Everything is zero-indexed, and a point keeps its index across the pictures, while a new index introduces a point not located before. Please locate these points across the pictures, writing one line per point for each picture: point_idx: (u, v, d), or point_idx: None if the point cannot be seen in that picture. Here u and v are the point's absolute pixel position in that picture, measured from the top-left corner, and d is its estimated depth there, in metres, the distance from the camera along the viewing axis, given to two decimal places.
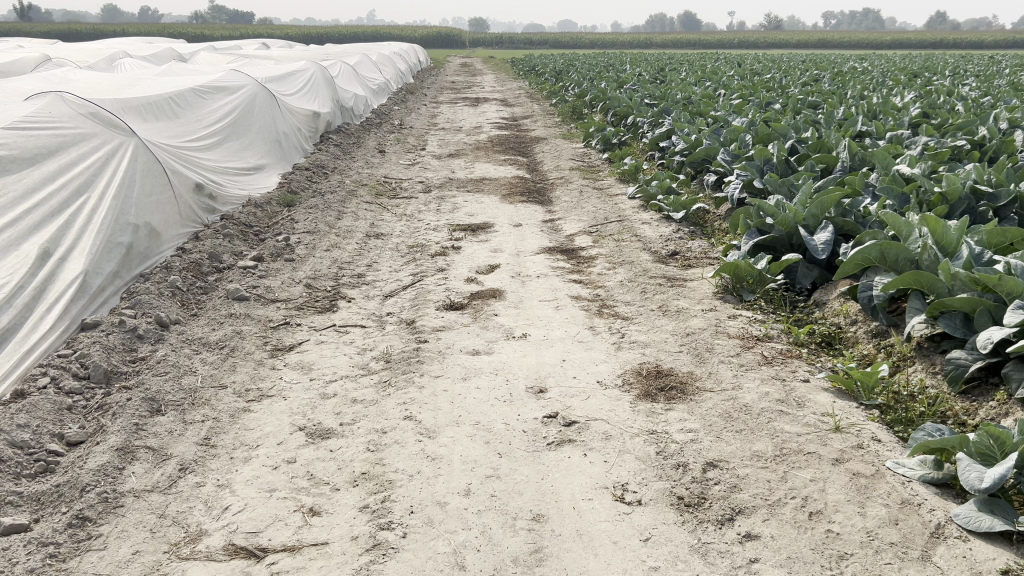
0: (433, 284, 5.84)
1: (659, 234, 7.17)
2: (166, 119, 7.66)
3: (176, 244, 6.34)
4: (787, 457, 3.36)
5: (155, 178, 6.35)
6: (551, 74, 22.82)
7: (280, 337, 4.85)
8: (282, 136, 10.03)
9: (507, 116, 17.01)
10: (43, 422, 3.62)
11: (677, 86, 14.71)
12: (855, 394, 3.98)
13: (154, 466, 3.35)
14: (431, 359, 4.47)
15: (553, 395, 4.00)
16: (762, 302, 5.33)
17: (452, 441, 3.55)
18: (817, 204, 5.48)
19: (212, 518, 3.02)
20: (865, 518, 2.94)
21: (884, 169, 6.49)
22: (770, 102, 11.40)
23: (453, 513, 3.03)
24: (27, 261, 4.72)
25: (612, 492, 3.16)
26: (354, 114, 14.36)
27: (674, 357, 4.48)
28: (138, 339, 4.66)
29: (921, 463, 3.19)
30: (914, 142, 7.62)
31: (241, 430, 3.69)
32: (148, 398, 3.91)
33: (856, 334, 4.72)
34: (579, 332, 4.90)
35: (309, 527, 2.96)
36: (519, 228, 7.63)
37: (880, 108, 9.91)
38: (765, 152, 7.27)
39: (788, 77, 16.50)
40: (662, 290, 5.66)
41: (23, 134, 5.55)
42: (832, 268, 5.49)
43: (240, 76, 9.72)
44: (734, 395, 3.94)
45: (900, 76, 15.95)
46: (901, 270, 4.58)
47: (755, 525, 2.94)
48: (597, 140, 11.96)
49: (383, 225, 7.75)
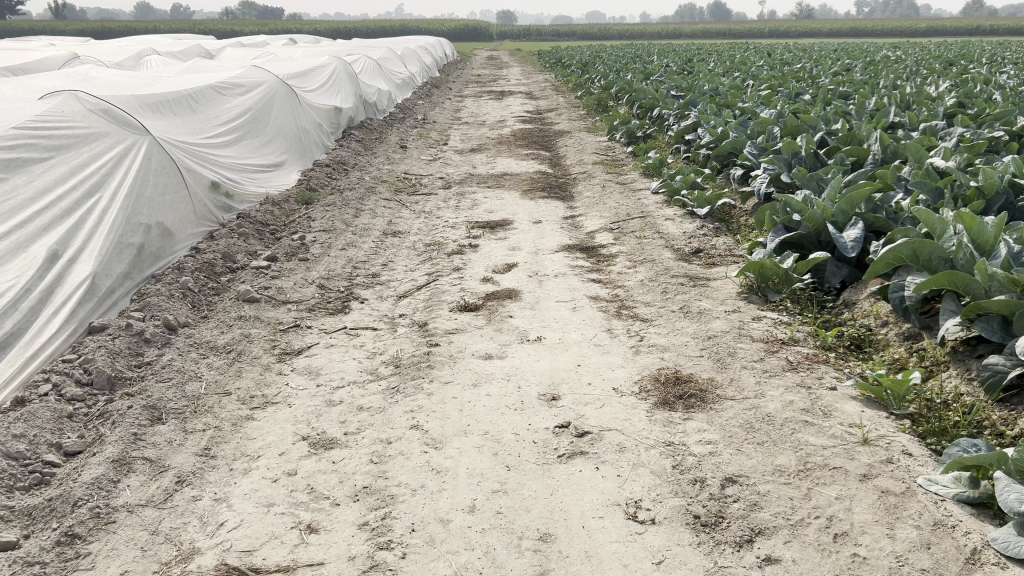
0: (448, 284, 5.70)
1: (683, 231, 6.96)
2: (184, 115, 7.59)
3: (190, 244, 6.26)
4: (811, 473, 3.17)
5: (169, 177, 6.26)
6: (577, 66, 22.49)
7: (289, 340, 4.74)
8: (302, 133, 9.95)
9: (532, 109, 16.83)
10: (42, 431, 3.53)
11: (704, 77, 14.46)
12: (885, 403, 3.77)
13: (150, 479, 3.25)
14: (442, 364, 4.33)
15: (567, 403, 3.84)
16: (788, 303, 5.13)
17: (459, 453, 3.42)
18: (847, 200, 5.29)
19: (205, 535, 2.91)
20: (895, 541, 2.75)
21: (917, 162, 6.24)
22: (800, 93, 11.12)
23: (456, 531, 2.89)
24: (34, 264, 4.64)
25: (625, 510, 3.00)
26: (377, 109, 14.26)
27: (694, 361, 4.30)
28: (145, 343, 4.57)
29: (955, 481, 2.98)
30: (949, 133, 7.35)
31: (243, 439, 3.58)
32: (149, 406, 3.81)
33: (887, 337, 4.51)
34: (597, 334, 4.73)
35: (305, 546, 2.83)
36: (539, 225, 7.48)
37: (914, 98, 9.62)
38: (793, 145, 7.02)
39: (818, 67, 16.15)
40: (684, 291, 5.47)
41: (34, 134, 5.47)
42: (862, 267, 5.27)
43: (260, 72, 9.64)
44: (756, 404, 3.75)
45: (934, 64, 15.51)
46: (934, 270, 4.35)
47: (776, 547, 2.77)
48: (621, 133, 11.74)
49: (401, 222, 7.63)
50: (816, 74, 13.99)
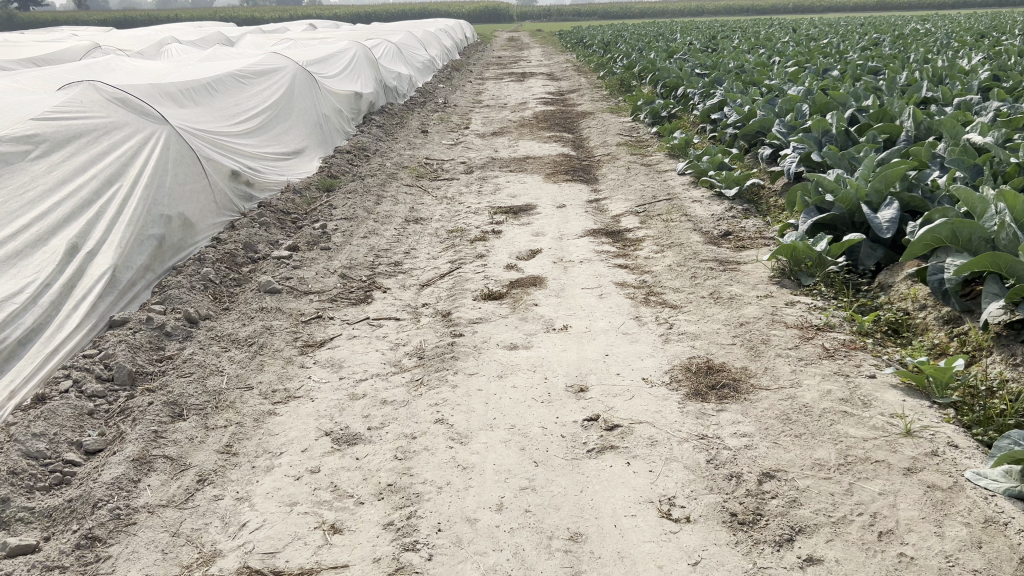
0: (471, 272, 5.59)
1: (710, 213, 6.80)
2: (203, 103, 7.52)
3: (211, 233, 6.21)
4: (852, 467, 3.04)
5: (189, 166, 6.20)
6: (599, 46, 22.15)
7: (311, 332, 4.66)
8: (323, 119, 9.85)
9: (555, 90, 16.63)
10: (62, 429, 3.49)
11: (728, 54, 14.18)
12: (927, 391, 3.62)
13: (171, 478, 3.20)
14: (466, 355, 4.23)
15: (595, 395, 3.74)
16: (822, 287, 4.97)
17: (486, 448, 3.32)
18: (882, 178, 5.14)
19: (227, 536, 2.84)
20: (943, 540, 2.62)
21: (952, 139, 6.05)
22: (828, 69, 10.85)
23: (483, 531, 2.80)
24: (55, 257, 4.56)
25: (658, 508, 2.89)
26: (398, 94, 14.15)
27: (727, 350, 4.16)
28: (166, 337, 4.51)
29: (1006, 474, 2.81)
30: (985, 108, 7.13)
31: (265, 436, 3.51)
32: (170, 402, 3.75)
33: (926, 321, 4.35)
34: (624, 322, 4.61)
35: (329, 547, 2.76)
36: (563, 209, 7.34)
37: (947, 72, 9.36)
38: (823, 123, 6.84)
39: (845, 42, 15.76)
40: (714, 275, 5.32)
41: (52, 124, 5.38)
42: (898, 248, 5.10)
43: (279, 59, 9.54)
44: (792, 394, 3.62)
45: (967, 36, 15.15)
46: (975, 251, 4.19)
47: (817, 547, 2.65)
48: (645, 114, 11.54)
49: (423, 209, 7.53)
50: (844, 49, 13.64)
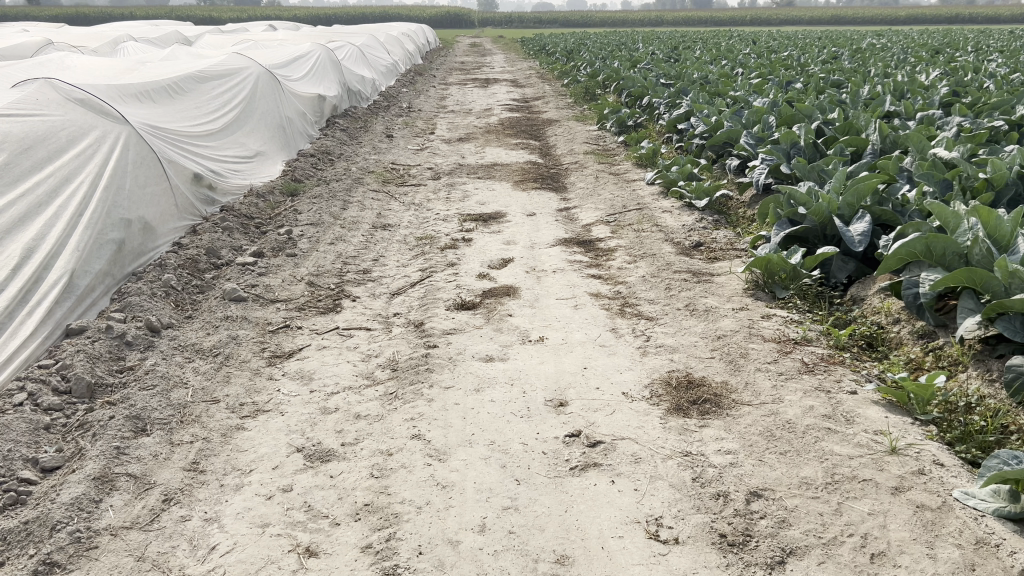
0: (443, 281, 5.48)
1: (681, 224, 6.77)
2: (163, 104, 7.31)
3: (172, 237, 6.01)
4: (839, 486, 3.00)
5: (150, 168, 6.00)
6: (562, 54, 22.17)
7: (280, 342, 4.52)
8: (285, 121, 9.65)
9: (519, 97, 16.55)
10: (16, 446, 3.31)
11: (692, 65, 14.23)
12: (908, 408, 3.59)
13: (135, 497, 3.04)
14: (441, 367, 4.13)
15: (575, 409, 3.66)
16: (797, 300, 4.94)
17: (465, 466, 3.22)
18: (854, 192, 5.13)
19: (196, 560, 2.70)
20: (936, 562, 2.58)
21: (919, 153, 6.09)
22: (792, 81, 10.94)
23: (466, 554, 2.70)
24: (8, 263, 4.34)
25: (646, 528, 2.82)
26: (360, 97, 13.94)
27: (706, 363, 4.11)
28: (126, 347, 4.32)
29: (994, 495, 2.80)
30: (947, 122, 7.20)
31: (234, 452, 3.37)
32: (132, 416, 3.58)
33: (900, 335, 4.34)
34: (601, 334, 4.54)
35: (305, 572, 2.63)
36: (533, 217, 7.26)
37: (908, 86, 9.49)
38: (791, 135, 6.86)
39: (806, 54, 15.95)
40: (689, 287, 5.28)
41: (6, 123, 5.15)
42: (869, 261, 5.10)
43: (241, 59, 9.32)
44: (774, 410, 3.57)
45: (923, 52, 15.43)
46: (949, 265, 4.18)
47: (809, 569, 2.60)
48: (612, 122, 11.49)
49: (390, 215, 7.40)
50: (806, 62, 13.77)
